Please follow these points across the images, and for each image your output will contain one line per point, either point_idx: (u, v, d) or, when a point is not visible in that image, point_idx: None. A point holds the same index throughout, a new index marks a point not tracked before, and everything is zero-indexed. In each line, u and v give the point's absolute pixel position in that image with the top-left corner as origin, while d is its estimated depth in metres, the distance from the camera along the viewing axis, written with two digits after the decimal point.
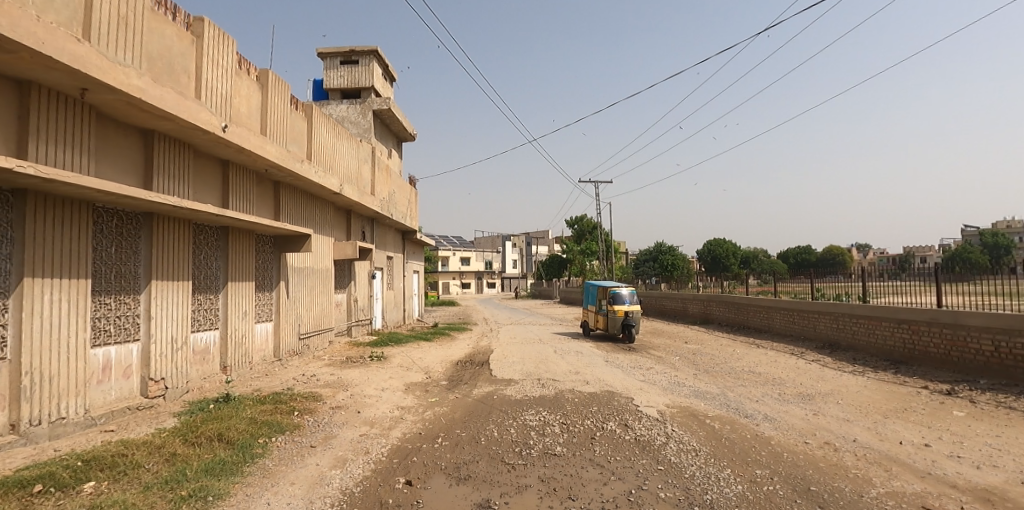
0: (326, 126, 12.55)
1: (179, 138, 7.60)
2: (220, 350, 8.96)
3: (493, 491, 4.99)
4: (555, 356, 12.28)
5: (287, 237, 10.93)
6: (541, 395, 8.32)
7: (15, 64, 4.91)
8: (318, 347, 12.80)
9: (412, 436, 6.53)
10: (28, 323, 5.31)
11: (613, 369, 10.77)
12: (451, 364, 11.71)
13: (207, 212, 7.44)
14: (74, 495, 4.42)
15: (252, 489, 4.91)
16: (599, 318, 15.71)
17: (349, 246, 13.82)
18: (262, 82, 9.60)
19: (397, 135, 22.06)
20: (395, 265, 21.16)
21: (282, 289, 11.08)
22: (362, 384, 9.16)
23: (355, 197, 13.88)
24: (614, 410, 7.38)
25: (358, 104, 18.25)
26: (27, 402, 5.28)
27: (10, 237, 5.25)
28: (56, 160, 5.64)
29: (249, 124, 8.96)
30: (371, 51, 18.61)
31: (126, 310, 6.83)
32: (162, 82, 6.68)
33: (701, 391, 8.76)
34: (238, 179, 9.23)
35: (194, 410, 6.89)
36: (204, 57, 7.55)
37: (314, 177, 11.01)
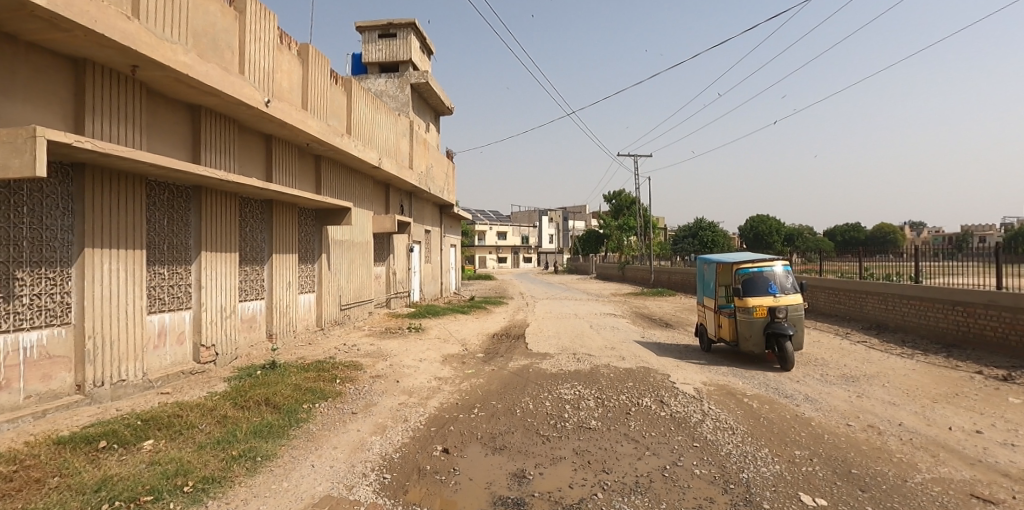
0: (365, 99, 12.59)
1: (225, 114, 7.80)
2: (267, 319, 9.31)
3: (528, 461, 5.09)
4: (591, 331, 12.22)
5: (329, 211, 11.13)
6: (577, 370, 8.29)
7: (71, 42, 5.15)
8: (358, 317, 13.16)
9: (449, 406, 6.65)
10: (90, 290, 5.65)
11: (649, 344, 10.64)
12: (488, 336, 11.86)
13: (253, 186, 7.68)
14: (134, 452, 4.76)
15: (298, 452, 5.14)
16: (727, 324, 9.32)
17: (387, 220, 14.01)
18: (303, 57, 9.68)
19: (435, 108, 22.00)
20: (432, 239, 21.38)
21: (325, 261, 11.38)
22: (401, 355, 9.36)
23: (393, 171, 13.97)
24: (650, 387, 7.29)
25: (396, 77, 18.28)
26: (92, 364, 5.66)
27: (71, 209, 5.57)
28: (111, 135, 5.90)
29: (291, 98, 9.12)
30: (409, 23, 18.55)
31: (178, 280, 7.13)
32: (208, 58, 6.85)
33: (741, 369, 8.58)
34: (282, 154, 9.46)
35: (243, 375, 7.18)
36: (247, 32, 7.65)
37: (354, 150, 11.12)
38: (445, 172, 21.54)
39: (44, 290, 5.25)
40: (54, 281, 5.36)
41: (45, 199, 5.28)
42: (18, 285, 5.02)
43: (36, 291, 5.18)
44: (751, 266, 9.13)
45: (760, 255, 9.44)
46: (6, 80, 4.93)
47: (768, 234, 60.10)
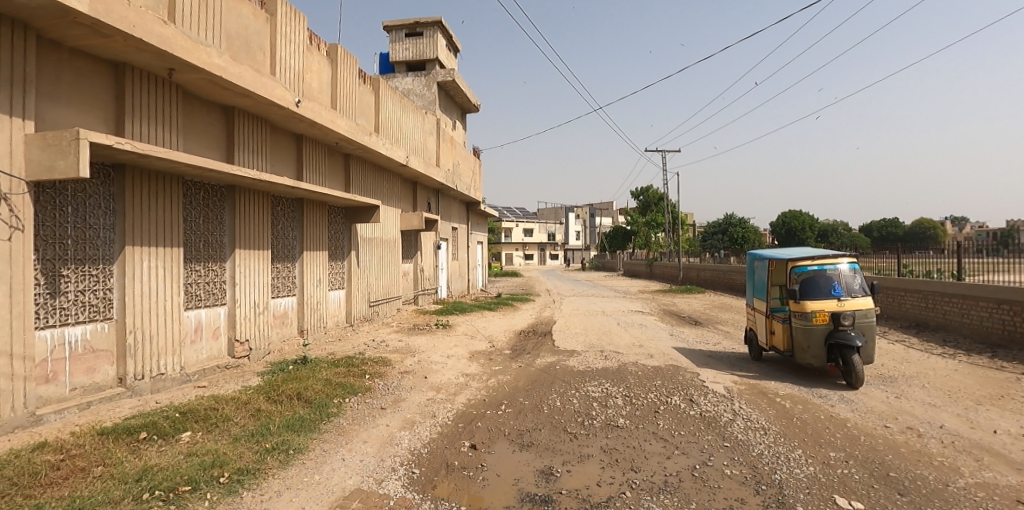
0: (393, 98, 12.73)
1: (257, 114, 7.97)
2: (298, 315, 9.50)
3: (556, 459, 5.07)
4: (618, 328, 12.12)
5: (357, 208, 11.29)
6: (605, 367, 8.23)
7: (112, 47, 5.34)
8: (387, 314, 13.33)
9: (476, 402, 6.67)
10: (130, 287, 5.89)
11: (678, 342, 10.50)
12: (514, 333, 11.87)
13: (285, 185, 7.84)
14: (173, 443, 4.91)
15: (329, 445, 5.22)
16: (780, 331, 7.99)
17: (415, 217, 14.15)
18: (333, 57, 9.82)
19: (461, 106, 22.10)
20: (459, 236, 21.52)
21: (354, 258, 11.55)
22: (429, 351, 9.44)
23: (420, 169, 14.08)
24: (680, 385, 7.19)
25: (423, 76, 18.43)
26: (133, 358, 5.91)
27: (113, 209, 5.79)
28: (150, 137, 6.12)
29: (321, 98, 9.28)
30: (435, 22, 18.69)
31: (214, 277, 7.34)
32: (241, 60, 7.01)
33: (773, 368, 8.38)
34: (313, 153, 9.63)
35: (276, 370, 7.33)
36: (278, 34, 7.81)
37: (382, 148, 11.24)
38: (471, 169, 21.63)
39: (88, 287, 5.49)
40: (97, 278, 5.60)
41: (88, 200, 5.52)
42: (64, 281, 5.27)
43: (80, 287, 5.43)
44: (810, 264, 7.79)
45: (822, 251, 8.06)
46: (52, 85, 5.17)
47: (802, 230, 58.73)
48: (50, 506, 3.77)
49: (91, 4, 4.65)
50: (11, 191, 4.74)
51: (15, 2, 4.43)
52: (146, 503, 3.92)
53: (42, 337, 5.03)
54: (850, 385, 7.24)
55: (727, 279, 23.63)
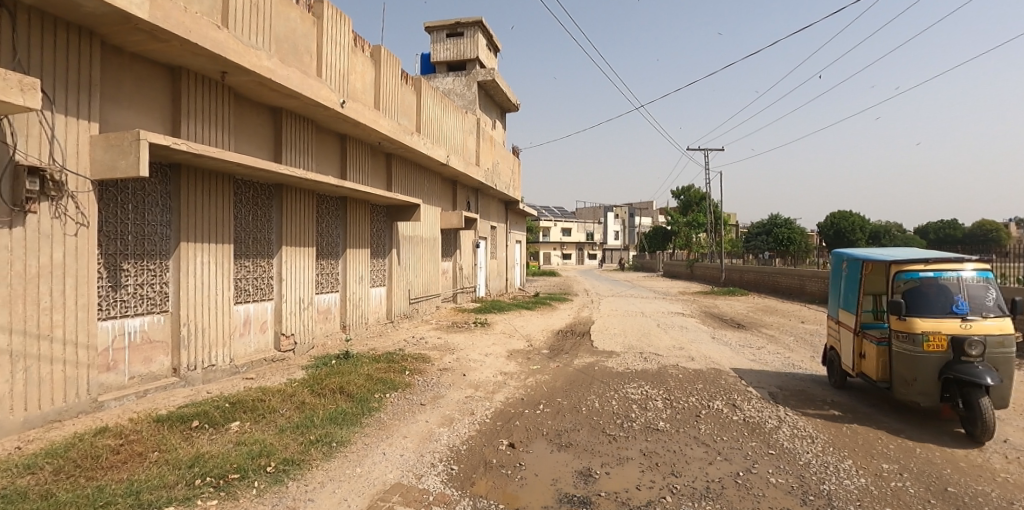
0: (434, 98, 12.90)
1: (303, 115, 8.21)
2: (341, 311, 9.74)
3: (594, 460, 5.02)
4: (658, 330, 11.92)
5: (399, 207, 11.49)
6: (644, 369, 8.10)
7: (170, 52, 5.60)
8: (426, 311, 13.50)
9: (515, 401, 6.67)
10: (184, 281, 6.18)
11: (720, 344, 10.23)
12: (552, 333, 11.84)
13: (329, 184, 8.03)
14: (223, 432, 5.10)
15: (370, 439, 5.32)
16: (874, 355, 6.11)
17: (454, 215, 14.30)
18: (376, 59, 10.02)
19: (500, 106, 22.21)
20: (498, 235, 21.63)
21: (394, 256, 11.75)
22: (467, 349, 9.51)
23: (461, 168, 14.20)
24: (722, 389, 7.01)
25: (463, 76, 18.65)
26: (186, 349, 6.22)
27: (169, 207, 6.08)
28: (204, 137, 6.39)
29: (364, 99, 9.49)
30: (476, 22, 18.85)
31: (261, 272, 7.60)
32: (289, 63, 7.23)
33: (820, 377, 7.86)
34: (356, 153, 9.84)
35: (319, 364, 7.52)
36: (324, 36, 8.01)
37: (423, 148, 11.39)
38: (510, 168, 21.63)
39: (146, 281, 5.81)
40: (154, 272, 5.90)
41: (146, 197, 5.81)
42: (125, 275, 5.60)
43: (139, 281, 5.74)
44: (923, 269, 5.85)
45: (938, 254, 6.09)
46: (114, 89, 5.46)
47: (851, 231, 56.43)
48: (111, 488, 3.97)
49: (150, 11, 4.90)
50: (77, 190, 5.08)
51: (82, 10, 4.71)
52: (198, 489, 4.09)
53: (105, 327, 5.39)
54: (976, 438, 5.28)
55: (772, 281, 22.82)
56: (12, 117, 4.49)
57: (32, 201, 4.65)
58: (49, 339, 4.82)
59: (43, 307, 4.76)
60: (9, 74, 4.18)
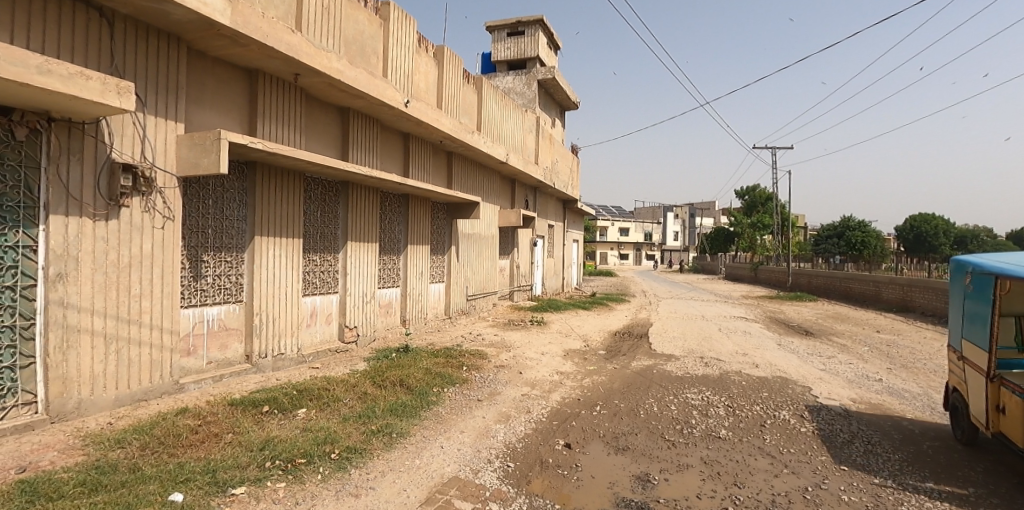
0: (495, 97, 13.01)
1: (369, 115, 8.48)
2: (401, 306, 10.00)
3: (652, 465, 4.91)
4: (720, 335, 11.53)
5: (457, 205, 11.67)
6: (705, 374, 7.88)
7: (249, 56, 5.92)
8: (483, 308, 13.67)
9: (571, 401, 6.64)
10: (257, 273, 6.53)
11: (788, 352, 9.77)
12: (609, 334, 11.68)
13: (393, 181, 8.24)
14: (291, 418, 5.34)
15: (429, 432, 5.43)
16: (1015, 410, 4.22)
17: (513, 213, 14.37)
18: (439, 59, 10.21)
19: (560, 104, 22.16)
20: (555, 233, 21.57)
21: (453, 253, 11.95)
22: (523, 347, 9.56)
23: (520, 166, 14.24)
24: (788, 399, 6.72)
25: (524, 75, 18.84)
26: (258, 337, 6.58)
27: (245, 203, 6.44)
28: (277, 137, 6.72)
29: (427, 98, 9.69)
30: (537, 20, 18.87)
31: (328, 266, 7.92)
32: (357, 64, 7.48)
33: (899, 388, 7.31)
34: (418, 151, 10.06)
35: (381, 356, 7.76)
36: (390, 37, 8.23)
37: (483, 146, 11.48)
38: (569, 166, 21.47)
39: (224, 272, 6.19)
40: (231, 264, 6.28)
41: (225, 193, 6.19)
42: (205, 266, 5.99)
43: (217, 272, 6.13)
44: None
45: None
46: (199, 91, 5.83)
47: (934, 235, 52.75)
48: (190, 465, 4.24)
49: (232, 17, 5.19)
50: (165, 186, 5.47)
51: (172, 18, 5.05)
52: (269, 471, 4.30)
53: (186, 315, 5.78)
54: None
55: (845, 286, 21.57)
56: (108, 119, 4.95)
57: (125, 196, 5.07)
58: (138, 324, 5.24)
59: (134, 294, 5.18)
60: (108, 78, 4.53)
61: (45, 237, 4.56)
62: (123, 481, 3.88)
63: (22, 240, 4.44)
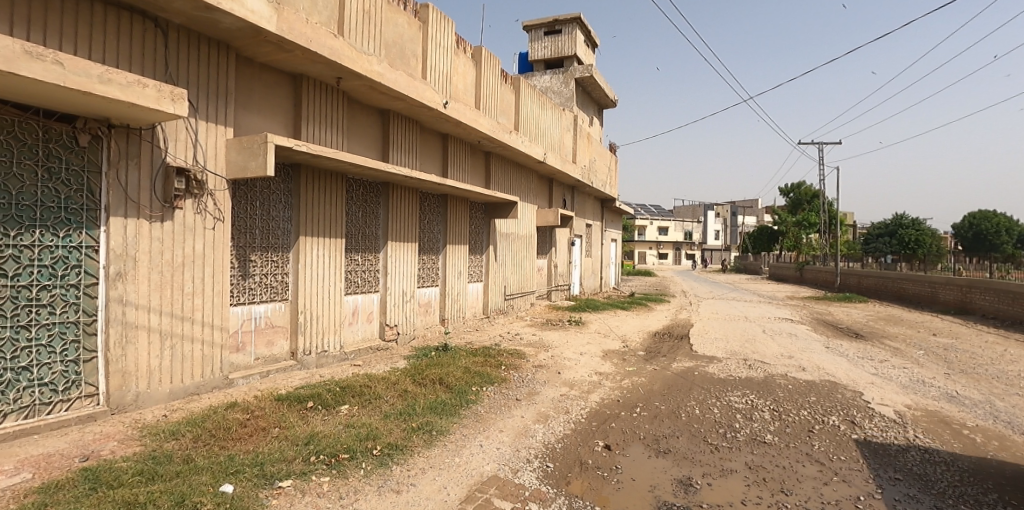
0: (533, 96, 13.02)
1: (409, 116, 8.60)
2: (440, 305, 10.12)
3: (695, 469, 4.82)
4: (764, 336, 11.22)
5: (496, 205, 11.72)
6: (749, 377, 7.69)
7: (294, 61, 6.09)
8: (521, 308, 13.69)
9: (610, 402, 6.59)
10: (302, 272, 6.73)
11: (836, 355, 9.42)
12: (649, 334, 11.52)
13: (432, 182, 8.34)
14: (334, 414, 5.47)
15: (468, 431, 5.48)
16: None
17: (551, 213, 14.32)
18: (477, 60, 10.27)
19: (598, 102, 21.99)
20: (593, 233, 21.42)
21: (492, 253, 12.02)
22: (562, 347, 9.54)
23: (558, 165, 14.21)
24: (838, 404, 6.48)
25: (561, 73, 18.78)
26: (302, 334, 6.78)
27: (290, 204, 6.65)
28: (321, 139, 6.90)
29: (465, 99, 9.77)
30: (574, 18, 18.78)
31: (369, 265, 8.10)
32: (397, 67, 7.60)
33: (958, 395, 6.97)
34: (456, 152, 10.16)
35: (421, 355, 7.88)
36: (428, 39, 8.32)
37: (521, 146, 11.50)
38: (607, 165, 21.24)
39: (270, 271, 6.41)
40: (277, 263, 6.50)
41: (271, 195, 6.40)
42: (253, 265, 6.21)
43: (264, 271, 6.35)
44: None
45: None
46: (247, 96, 6.04)
47: (995, 234, 50.11)
48: (239, 457, 4.39)
49: (277, 24, 5.34)
50: (216, 188, 5.68)
51: (221, 26, 5.24)
52: (313, 465, 4.41)
53: (235, 312, 6.01)
54: None
55: (898, 287, 20.62)
56: (163, 124, 5.17)
57: (179, 198, 5.29)
58: (191, 321, 5.46)
59: (187, 292, 5.40)
60: (163, 86, 4.72)
61: (105, 238, 4.80)
62: (177, 472, 4.04)
63: (85, 240, 4.71)
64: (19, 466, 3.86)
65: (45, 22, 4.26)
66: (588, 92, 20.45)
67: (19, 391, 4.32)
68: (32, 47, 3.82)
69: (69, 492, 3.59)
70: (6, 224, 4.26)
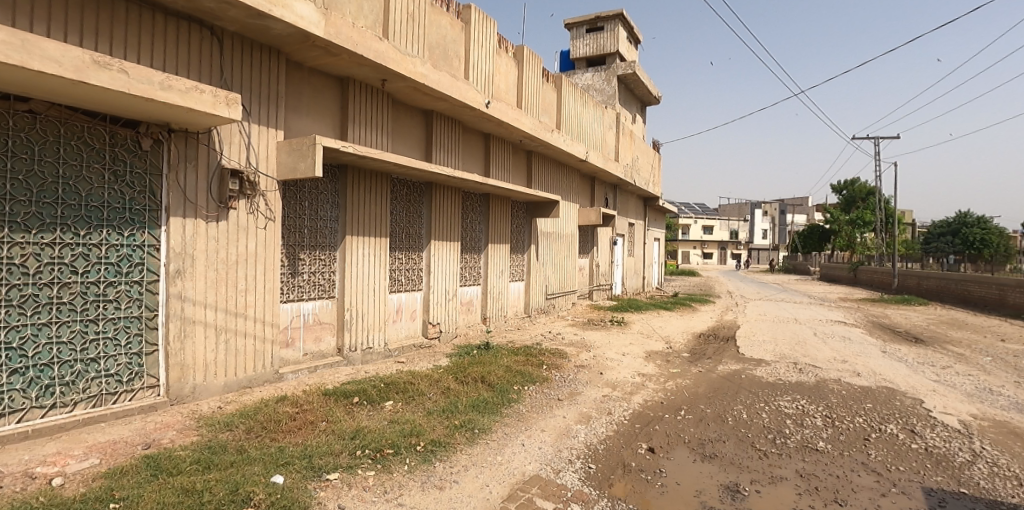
0: (574, 95, 12.95)
1: (452, 116, 8.70)
2: (482, 304, 10.21)
3: (743, 476, 4.70)
4: (815, 340, 10.83)
5: (538, 204, 11.73)
6: (799, 381, 7.45)
7: (341, 65, 6.25)
8: (563, 307, 13.65)
9: (653, 404, 6.50)
10: (348, 271, 6.91)
11: (893, 360, 9.00)
12: (693, 336, 11.29)
13: (474, 181, 8.40)
14: (380, 410, 5.59)
15: (509, 430, 5.50)
16: None
17: (593, 212, 14.21)
18: (519, 59, 10.29)
19: (641, 99, 21.69)
20: (636, 232, 21.16)
21: (534, 252, 12.05)
22: (604, 347, 9.47)
23: (600, 164, 14.08)
24: (896, 412, 6.19)
25: (603, 71, 18.64)
26: (349, 331, 6.97)
27: (337, 204, 6.84)
28: (367, 140, 7.06)
29: (507, 98, 9.81)
30: (616, 14, 18.59)
31: (412, 264, 8.25)
32: (440, 68, 7.70)
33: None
34: (498, 151, 10.21)
35: (463, 353, 7.98)
36: (471, 40, 8.39)
37: (563, 144, 11.46)
38: (650, 163, 20.86)
39: (318, 270, 6.61)
40: (324, 262, 6.70)
41: (319, 195, 6.61)
42: (302, 264, 6.42)
43: (312, 269, 6.55)
44: None
45: None
46: (297, 100, 6.23)
47: None
48: (289, 450, 4.54)
49: (326, 29, 5.49)
50: (267, 189, 5.89)
51: (273, 32, 5.41)
52: (359, 459, 4.52)
53: (285, 309, 6.23)
54: None
55: (961, 289, 19.51)
56: (218, 128, 5.39)
57: (233, 199, 5.50)
58: (243, 317, 5.68)
59: (240, 289, 5.63)
60: (218, 91, 4.91)
61: (166, 237, 5.06)
62: (231, 462, 4.21)
63: (148, 239, 4.96)
64: (88, 452, 4.10)
65: (112, 32, 4.49)
66: (629, 89, 20.19)
67: (88, 382, 4.58)
68: (100, 57, 4.02)
69: (133, 478, 3.79)
70: (76, 224, 4.51)
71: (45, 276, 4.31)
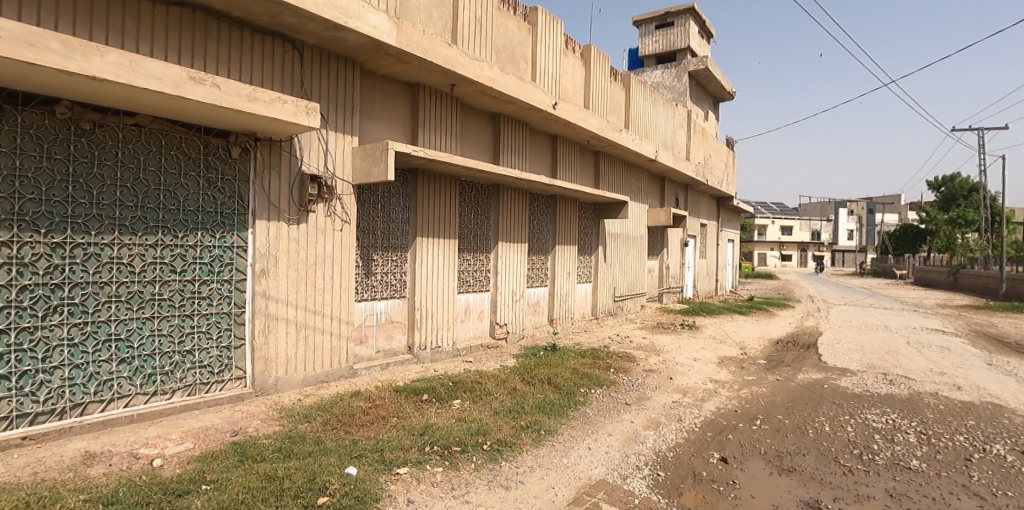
0: (643, 93, 12.70)
1: (518, 118, 8.76)
2: (549, 305, 10.22)
3: (825, 492, 4.42)
4: (909, 350, 10.00)
5: (605, 204, 11.58)
6: (889, 393, 6.94)
7: (412, 72, 6.47)
8: (630, 309, 13.41)
9: (726, 411, 6.27)
10: (418, 271, 7.14)
11: (1002, 374, 8.16)
12: (770, 342, 10.74)
13: (542, 182, 8.40)
14: (449, 408, 5.72)
15: (576, 432, 5.47)
16: None
17: (663, 213, 13.85)
18: (586, 58, 10.22)
19: (714, 95, 20.98)
20: (708, 233, 20.43)
21: (600, 253, 11.92)
22: (674, 351, 9.22)
23: (670, 163, 13.71)
24: (1003, 431, 5.62)
25: (673, 67, 18.17)
26: (419, 330, 7.20)
27: (408, 207, 7.09)
28: (436, 144, 7.26)
29: (574, 99, 9.77)
30: (687, 9, 18.14)
31: (480, 265, 8.40)
32: (507, 70, 7.79)
33: None
34: (564, 152, 10.16)
35: (529, 354, 8.02)
36: (537, 41, 8.43)
37: (631, 144, 11.26)
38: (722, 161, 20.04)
39: (390, 270, 6.89)
40: (396, 262, 6.96)
41: (392, 199, 6.87)
42: (375, 265, 6.70)
43: (385, 270, 6.83)
44: None
45: None
46: (371, 106, 6.50)
47: None
48: (362, 443, 4.73)
49: (397, 38, 5.69)
50: (343, 193, 6.17)
51: (349, 43, 5.67)
52: (427, 455, 4.64)
53: (360, 307, 6.52)
54: None
55: None
56: (299, 136, 5.71)
57: (312, 203, 5.80)
58: (321, 314, 5.98)
59: (319, 288, 5.94)
60: (299, 101, 5.18)
61: (252, 238, 5.41)
62: (310, 452, 4.44)
63: (236, 241, 5.33)
64: (184, 436, 4.46)
65: (206, 50, 4.87)
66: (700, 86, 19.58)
67: (184, 372, 4.98)
68: (196, 73, 4.35)
69: (221, 463, 4.07)
70: (175, 227, 4.92)
71: (149, 274, 4.73)
